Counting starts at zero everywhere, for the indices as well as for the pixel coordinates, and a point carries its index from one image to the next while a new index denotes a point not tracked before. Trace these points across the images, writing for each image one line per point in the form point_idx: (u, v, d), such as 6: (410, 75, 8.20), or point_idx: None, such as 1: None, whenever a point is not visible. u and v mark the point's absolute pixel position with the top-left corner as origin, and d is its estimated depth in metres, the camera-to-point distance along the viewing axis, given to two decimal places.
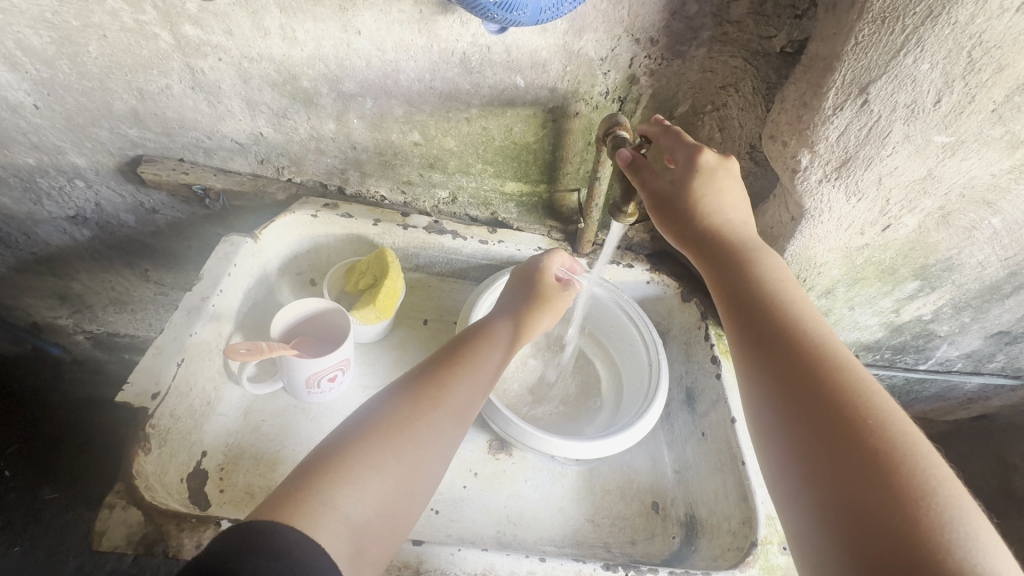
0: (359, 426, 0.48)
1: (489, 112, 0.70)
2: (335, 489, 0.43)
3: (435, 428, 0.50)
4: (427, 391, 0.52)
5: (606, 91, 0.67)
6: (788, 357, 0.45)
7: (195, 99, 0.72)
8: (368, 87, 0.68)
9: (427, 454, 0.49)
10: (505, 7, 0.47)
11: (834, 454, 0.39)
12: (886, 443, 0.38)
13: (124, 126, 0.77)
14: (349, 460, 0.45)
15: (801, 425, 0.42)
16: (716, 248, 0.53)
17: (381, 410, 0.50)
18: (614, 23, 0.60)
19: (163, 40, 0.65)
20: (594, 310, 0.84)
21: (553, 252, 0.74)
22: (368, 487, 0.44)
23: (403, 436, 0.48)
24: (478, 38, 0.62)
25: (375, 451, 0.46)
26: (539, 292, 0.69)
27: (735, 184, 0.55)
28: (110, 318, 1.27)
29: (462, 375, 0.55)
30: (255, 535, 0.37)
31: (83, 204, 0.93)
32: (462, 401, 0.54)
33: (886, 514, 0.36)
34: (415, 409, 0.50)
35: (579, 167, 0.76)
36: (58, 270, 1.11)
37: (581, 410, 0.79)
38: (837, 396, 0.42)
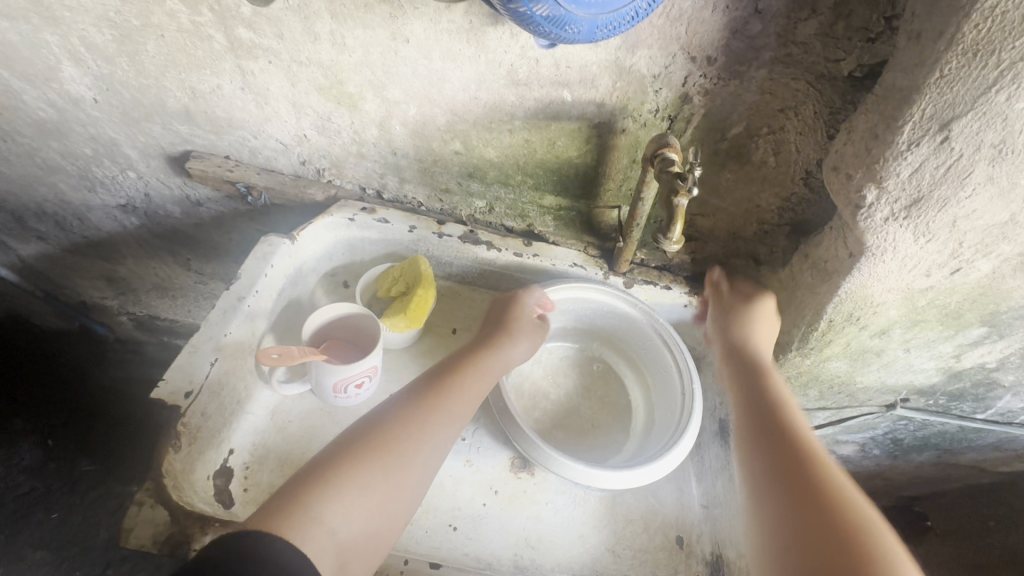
0: (346, 443, 0.50)
1: (533, 125, 0.69)
2: (324, 505, 0.44)
3: (420, 447, 0.52)
4: (415, 412, 0.54)
5: (656, 109, 0.64)
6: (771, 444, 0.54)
7: (244, 99, 0.73)
8: (413, 95, 0.68)
9: (410, 470, 0.50)
10: (557, 23, 0.46)
11: (784, 507, 0.47)
12: (836, 496, 0.46)
13: (176, 122, 0.79)
14: (338, 478, 0.46)
15: (777, 479, 0.50)
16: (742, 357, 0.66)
17: (370, 427, 0.52)
18: (670, 40, 0.57)
19: (217, 42, 0.66)
20: (623, 328, 0.80)
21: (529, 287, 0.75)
22: (354, 504, 0.46)
23: (391, 454, 0.50)
24: (528, 51, 0.60)
25: (364, 469, 0.48)
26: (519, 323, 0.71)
27: (766, 331, 0.69)
28: (153, 302, 1.33)
29: (444, 395, 0.57)
30: (247, 541, 0.38)
31: (133, 193, 0.96)
32: (443, 418, 0.55)
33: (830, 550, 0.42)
34: (400, 428, 0.52)
35: (622, 184, 0.74)
36: (107, 253, 1.15)
37: (606, 433, 0.77)
38: (803, 461, 0.50)
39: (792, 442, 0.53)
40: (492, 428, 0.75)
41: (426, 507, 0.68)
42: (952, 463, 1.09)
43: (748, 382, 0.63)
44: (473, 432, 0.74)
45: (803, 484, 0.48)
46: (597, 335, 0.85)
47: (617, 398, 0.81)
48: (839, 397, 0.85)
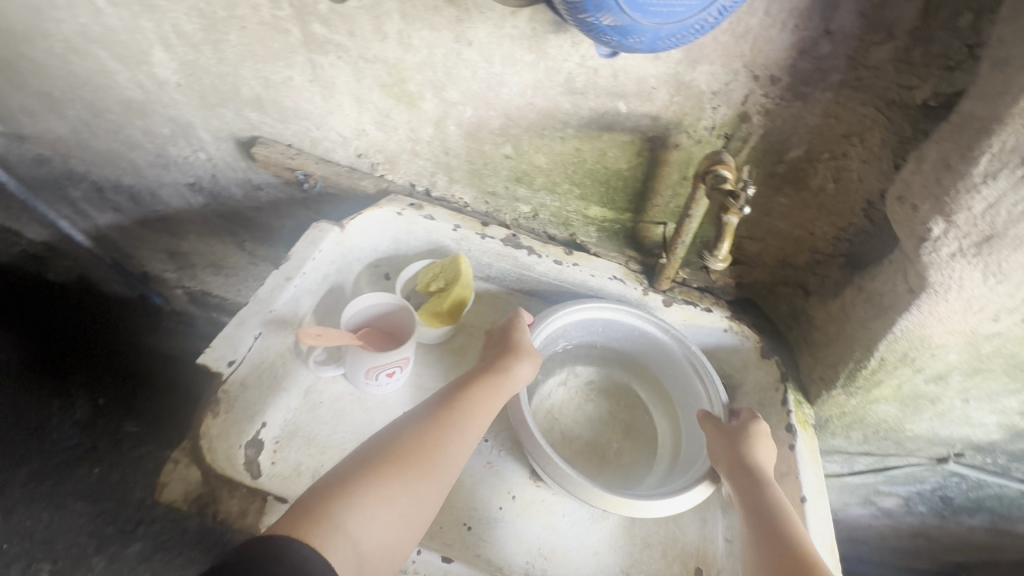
0: (372, 451, 0.53)
1: (585, 135, 0.69)
2: (349, 515, 0.47)
3: (442, 460, 0.54)
4: (437, 426, 0.56)
5: (712, 126, 0.63)
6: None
7: (312, 91, 0.77)
8: (470, 98, 0.70)
9: (433, 484, 0.53)
10: (622, 33, 0.46)
11: None
12: None
13: (247, 109, 0.84)
14: (362, 487, 0.49)
15: None
16: (747, 473, 0.60)
17: (395, 438, 0.55)
18: (734, 57, 0.57)
19: (293, 35, 0.70)
20: (655, 354, 0.78)
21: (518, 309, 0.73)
22: (376, 515, 0.48)
23: (414, 466, 0.52)
24: (587, 60, 0.61)
25: (387, 481, 0.50)
26: (523, 340, 0.68)
27: (767, 445, 0.63)
28: (207, 278, 1.41)
29: (465, 411, 0.59)
30: (272, 550, 0.42)
31: (201, 173, 1.02)
32: (462, 435, 0.57)
33: None
34: (423, 441, 0.54)
35: (670, 201, 0.73)
36: (172, 228, 1.23)
37: (631, 462, 0.75)
38: None
39: None
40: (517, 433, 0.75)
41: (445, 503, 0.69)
42: (1008, 530, 1.00)
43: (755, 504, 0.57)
44: (497, 435, 0.74)
45: None
46: (625, 361, 0.82)
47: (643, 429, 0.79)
48: (884, 444, 0.80)
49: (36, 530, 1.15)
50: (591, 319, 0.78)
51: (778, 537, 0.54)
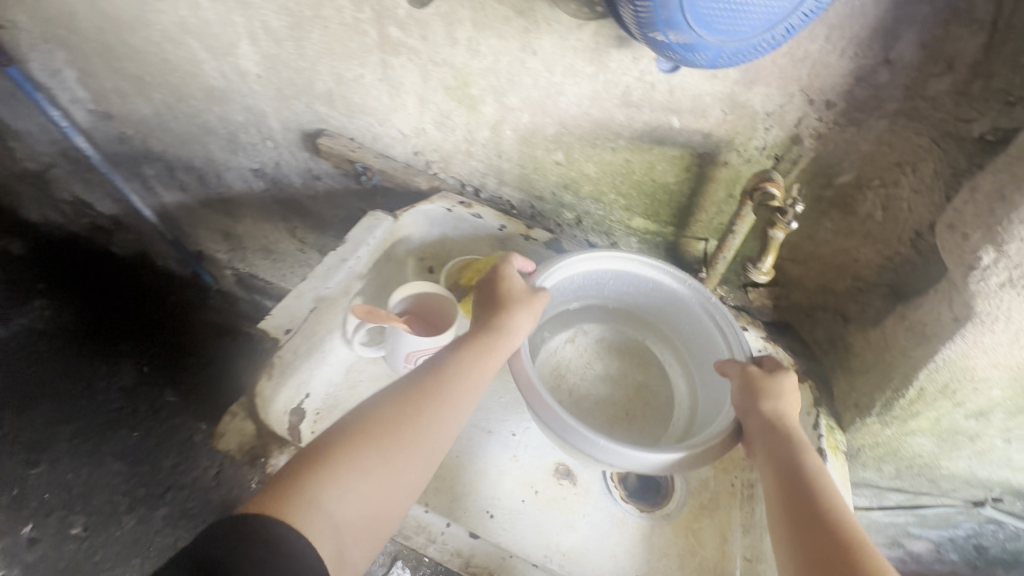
0: (348, 426, 0.55)
1: (636, 147, 0.71)
2: (322, 490, 0.49)
3: (418, 431, 0.56)
4: (412, 400, 0.58)
5: (763, 146, 0.65)
6: (806, 571, 0.50)
7: (380, 89, 0.82)
8: (529, 104, 0.73)
9: (411, 456, 0.55)
10: (685, 48, 0.48)
11: None
12: None
13: (317, 103, 0.90)
14: (336, 462, 0.51)
15: None
16: (778, 430, 0.59)
17: (370, 413, 0.56)
18: (790, 80, 0.58)
19: (370, 37, 0.75)
20: (671, 308, 0.76)
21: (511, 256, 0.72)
22: (352, 488, 0.51)
23: (389, 439, 0.54)
24: (645, 75, 0.63)
25: (361, 455, 0.52)
26: (512, 292, 0.67)
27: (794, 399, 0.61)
28: (256, 261, 1.49)
29: (442, 382, 0.59)
30: (246, 530, 0.44)
31: (266, 160, 1.09)
32: (441, 406, 0.58)
33: None
34: (397, 415, 0.56)
35: (714, 217, 0.75)
36: (232, 210, 1.31)
37: (644, 418, 0.75)
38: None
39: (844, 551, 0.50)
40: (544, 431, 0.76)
41: (470, 489, 0.71)
42: None
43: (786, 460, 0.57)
44: (524, 430, 0.76)
45: None
46: (642, 319, 0.81)
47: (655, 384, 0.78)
48: (917, 480, 0.78)
49: (76, 484, 1.25)
50: (604, 271, 0.75)
51: (808, 498, 0.54)
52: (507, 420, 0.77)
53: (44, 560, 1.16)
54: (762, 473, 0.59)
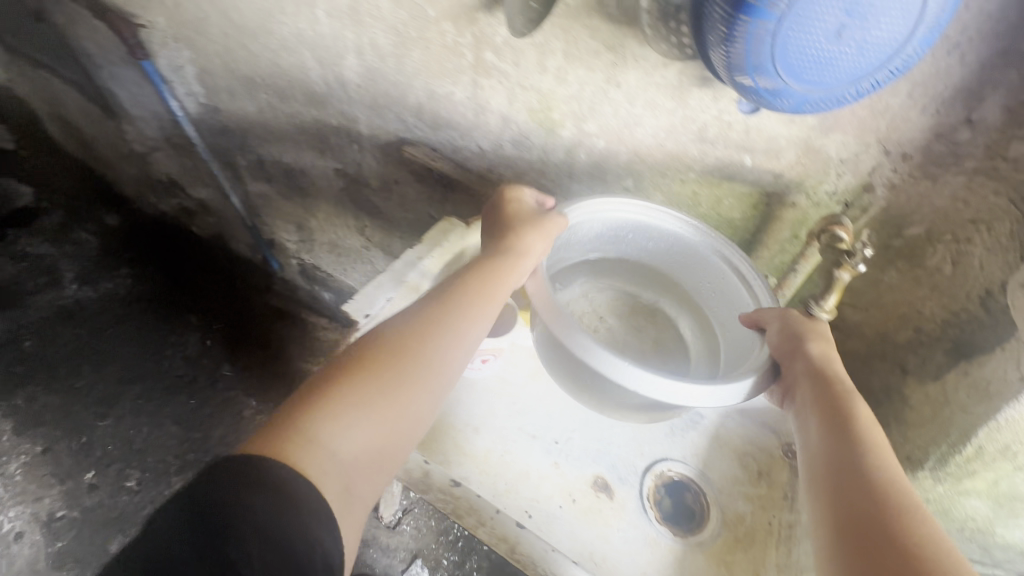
0: (349, 367, 0.60)
1: (706, 181, 0.75)
2: (325, 430, 0.54)
3: (418, 369, 0.62)
4: (411, 342, 0.63)
5: (833, 192, 0.67)
6: (838, 499, 0.55)
7: (467, 106, 0.89)
8: (606, 131, 0.78)
9: (411, 394, 0.60)
10: (773, 94, 0.51)
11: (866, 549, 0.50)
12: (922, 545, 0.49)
13: (406, 114, 0.98)
14: (340, 401, 0.57)
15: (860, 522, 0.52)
16: (822, 377, 0.63)
17: (367, 355, 0.62)
18: (868, 130, 0.61)
19: (466, 59, 0.82)
20: (688, 259, 0.79)
21: (516, 187, 0.78)
22: (354, 424, 0.56)
23: (390, 376, 0.60)
24: (723, 114, 0.67)
25: (363, 393, 0.58)
26: (520, 217, 0.74)
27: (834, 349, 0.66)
28: (321, 254, 1.60)
29: (440, 324, 0.65)
30: (249, 474, 0.49)
31: (349, 161, 1.19)
32: (441, 344, 0.64)
33: None
34: (395, 356, 0.61)
35: (776, 256, 0.77)
36: (309, 204, 1.43)
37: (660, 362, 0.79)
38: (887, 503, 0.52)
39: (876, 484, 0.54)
40: (585, 443, 0.79)
41: (510, 488, 0.74)
42: None
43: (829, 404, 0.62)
44: (566, 440, 0.79)
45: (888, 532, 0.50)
46: (655, 273, 0.85)
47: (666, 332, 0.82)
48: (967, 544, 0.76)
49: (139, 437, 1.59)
50: (626, 223, 0.78)
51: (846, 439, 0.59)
52: (551, 428, 0.80)
53: (104, 503, 1.48)
54: (804, 416, 0.64)
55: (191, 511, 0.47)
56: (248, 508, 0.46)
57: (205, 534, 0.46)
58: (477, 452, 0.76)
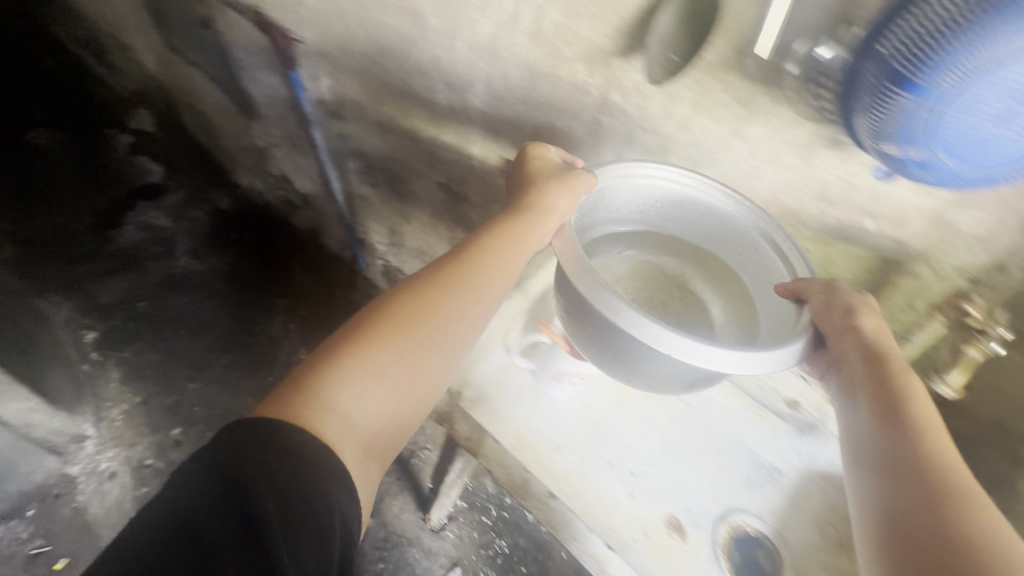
0: (359, 336, 0.65)
1: (818, 239, 0.77)
2: (336, 397, 0.59)
3: (432, 338, 0.67)
4: (421, 313, 0.68)
5: (960, 267, 0.68)
6: (886, 462, 0.64)
7: (583, 140, 0.95)
8: (721, 179, 0.81)
9: (424, 362, 0.65)
10: (921, 164, 0.55)
11: (911, 502, 0.59)
12: (957, 504, 0.57)
13: (521, 140, 1.06)
14: (353, 368, 0.61)
15: (903, 484, 0.61)
16: (879, 356, 0.69)
17: (376, 324, 0.66)
18: (1010, 211, 0.60)
19: (592, 98, 0.87)
20: (711, 224, 0.81)
21: (536, 146, 0.86)
22: (365, 390, 0.61)
23: (404, 344, 0.65)
24: (850, 177, 0.68)
25: (376, 361, 0.63)
26: (540, 177, 0.80)
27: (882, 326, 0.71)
28: (409, 259, 1.77)
29: (452, 297, 0.70)
30: (268, 437, 0.54)
31: (456, 177, 1.29)
32: (451, 315, 0.69)
33: (954, 544, 0.54)
34: (405, 326, 0.66)
35: (887, 321, 0.79)
36: (407, 213, 1.57)
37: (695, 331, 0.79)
38: (934, 472, 0.61)
39: (921, 453, 0.62)
40: (661, 481, 0.80)
41: (585, 511, 0.76)
42: None
43: (879, 380, 0.69)
44: (643, 474, 0.80)
45: (932, 493, 0.59)
46: (671, 241, 0.86)
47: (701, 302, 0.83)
48: None
49: (225, 405, 1.75)
50: (653, 188, 0.80)
51: (891, 410, 0.67)
52: (629, 459, 0.81)
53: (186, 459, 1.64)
54: (852, 388, 0.71)
55: (222, 480, 0.52)
56: (265, 465, 0.52)
57: (235, 501, 0.51)
58: (557, 471, 0.78)
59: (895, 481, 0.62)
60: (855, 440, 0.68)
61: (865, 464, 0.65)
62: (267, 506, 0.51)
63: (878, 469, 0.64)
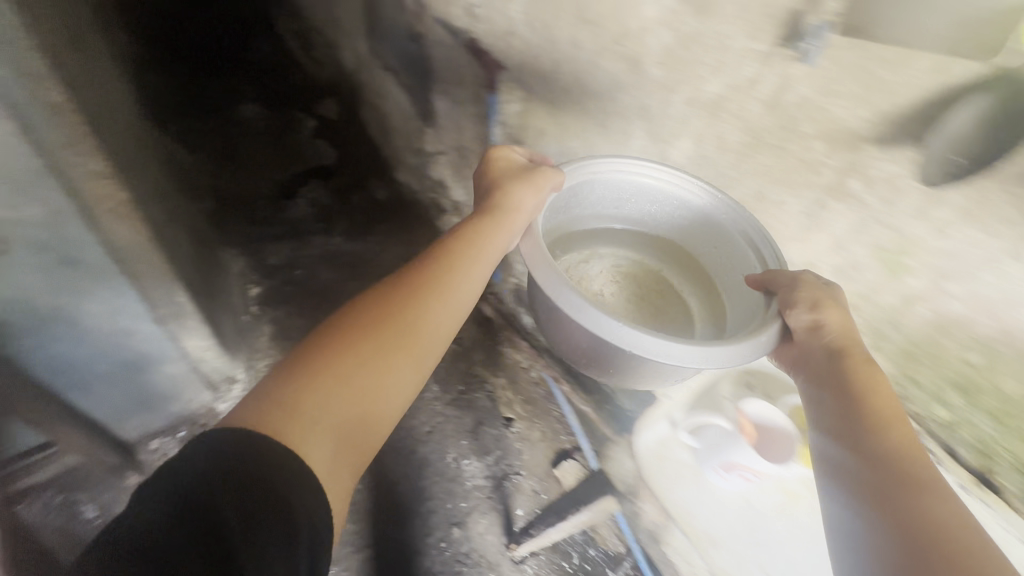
0: (300, 364, 0.82)
1: None
2: (293, 414, 0.75)
3: (386, 363, 0.85)
4: (366, 338, 0.86)
5: None
6: (858, 444, 0.94)
7: None
8: None
9: (378, 378, 0.84)
10: None
11: (882, 473, 0.89)
12: (914, 475, 0.88)
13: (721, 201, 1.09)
14: (309, 391, 0.78)
15: (873, 461, 0.91)
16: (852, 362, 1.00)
17: (287, 378, 0.81)
18: None
19: None
20: (697, 230, 1.23)
21: (499, 150, 1.16)
22: (321, 403, 0.77)
23: (352, 374, 0.82)
24: None
25: (329, 376, 0.80)
26: (499, 175, 1.11)
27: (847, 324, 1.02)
28: None
29: (401, 319, 0.90)
30: (232, 450, 0.67)
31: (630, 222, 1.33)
32: (416, 347, 0.89)
33: (915, 507, 0.83)
34: (357, 349, 0.84)
35: None
36: None
37: (676, 327, 1.27)
38: (897, 454, 0.91)
39: (888, 436, 0.94)
40: None
41: None
42: None
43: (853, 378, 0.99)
44: None
45: (895, 467, 0.90)
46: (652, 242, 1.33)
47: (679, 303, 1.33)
48: None
49: None
50: (618, 180, 1.22)
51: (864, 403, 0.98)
52: None
53: None
54: (836, 390, 1.00)
55: (180, 508, 0.64)
56: (240, 471, 0.66)
57: (211, 510, 0.64)
58: None
59: (866, 458, 0.92)
60: (839, 428, 0.98)
61: (842, 444, 0.96)
62: (231, 512, 0.63)
63: (854, 449, 0.94)
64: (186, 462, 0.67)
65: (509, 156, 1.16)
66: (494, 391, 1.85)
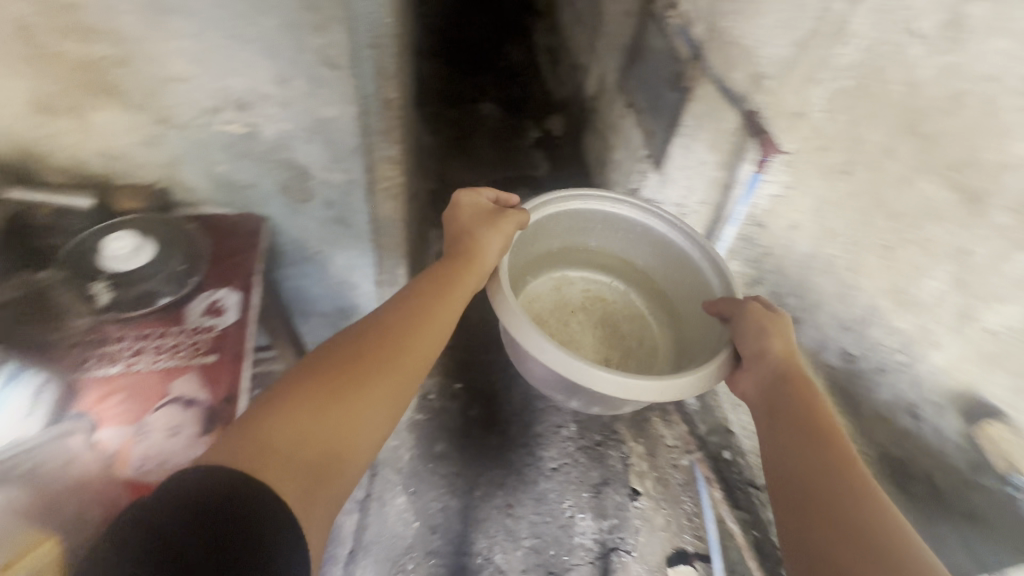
0: (268, 404, 0.79)
1: None
2: (265, 450, 0.71)
3: (364, 396, 0.84)
4: (339, 378, 0.84)
5: None
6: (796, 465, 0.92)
7: None
8: None
9: (358, 408, 0.82)
10: None
11: (821, 498, 0.85)
12: (851, 498, 0.83)
13: None
14: (278, 429, 0.74)
15: (814, 481, 0.88)
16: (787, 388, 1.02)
17: (261, 413, 0.77)
18: None
19: None
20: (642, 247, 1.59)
21: (482, 189, 1.30)
22: (297, 437, 0.75)
23: (328, 407, 0.80)
24: None
25: (303, 414, 0.77)
26: (469, 216, 1.24)
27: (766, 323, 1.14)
28: None
29: (380, 360, 0.89)
30: (207, 491, 0.64)
31: (875, 360, 1.14)
32: (391, 383, 0.88)
33: (851, 530, 0.79)
34: (329, 388, 0.82)
35: None
36: None
37: (623, 342, 1.63)
38: (834, 471, 0.87)
39: (826, 456, 0.90)
40: None
41: None
42: None
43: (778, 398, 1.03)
44: None
45: (834, 488, 0.85)
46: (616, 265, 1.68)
47: (648, 340, 1.65)
48: None
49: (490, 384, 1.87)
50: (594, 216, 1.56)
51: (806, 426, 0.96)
52: None
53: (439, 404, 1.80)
54: (772, 416, 1.02)
55: (165, 539, 0.60)
56: (221, 506, 0.63)
57: (212, 522, 0.62)
58: None
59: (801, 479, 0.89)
60: (783, 455, 0.95)
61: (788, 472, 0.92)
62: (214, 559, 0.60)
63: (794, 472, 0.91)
64: (143, 519, 0.62)
65: (475, 198, 1.28)
66: (628, 456, 1.71)
